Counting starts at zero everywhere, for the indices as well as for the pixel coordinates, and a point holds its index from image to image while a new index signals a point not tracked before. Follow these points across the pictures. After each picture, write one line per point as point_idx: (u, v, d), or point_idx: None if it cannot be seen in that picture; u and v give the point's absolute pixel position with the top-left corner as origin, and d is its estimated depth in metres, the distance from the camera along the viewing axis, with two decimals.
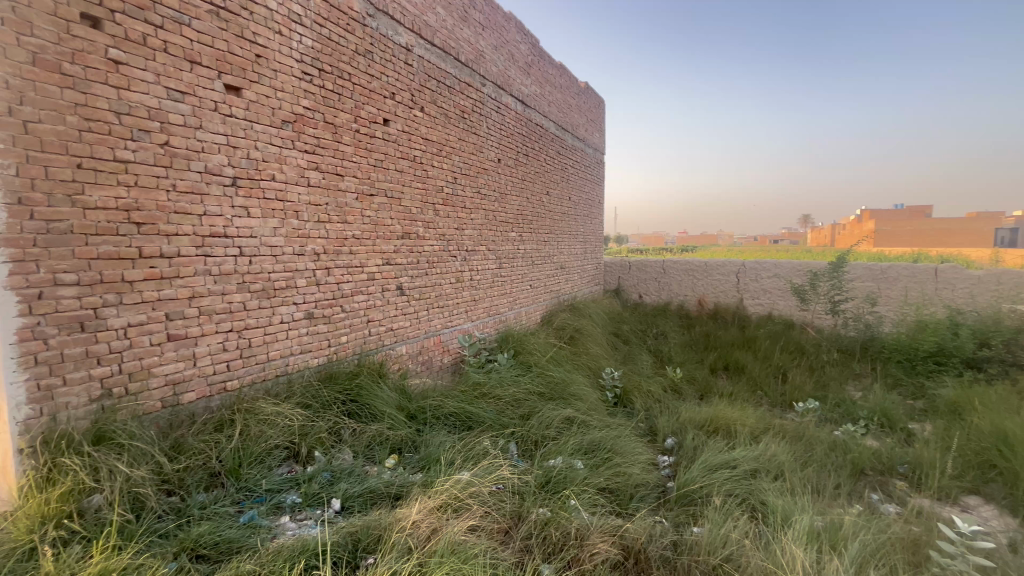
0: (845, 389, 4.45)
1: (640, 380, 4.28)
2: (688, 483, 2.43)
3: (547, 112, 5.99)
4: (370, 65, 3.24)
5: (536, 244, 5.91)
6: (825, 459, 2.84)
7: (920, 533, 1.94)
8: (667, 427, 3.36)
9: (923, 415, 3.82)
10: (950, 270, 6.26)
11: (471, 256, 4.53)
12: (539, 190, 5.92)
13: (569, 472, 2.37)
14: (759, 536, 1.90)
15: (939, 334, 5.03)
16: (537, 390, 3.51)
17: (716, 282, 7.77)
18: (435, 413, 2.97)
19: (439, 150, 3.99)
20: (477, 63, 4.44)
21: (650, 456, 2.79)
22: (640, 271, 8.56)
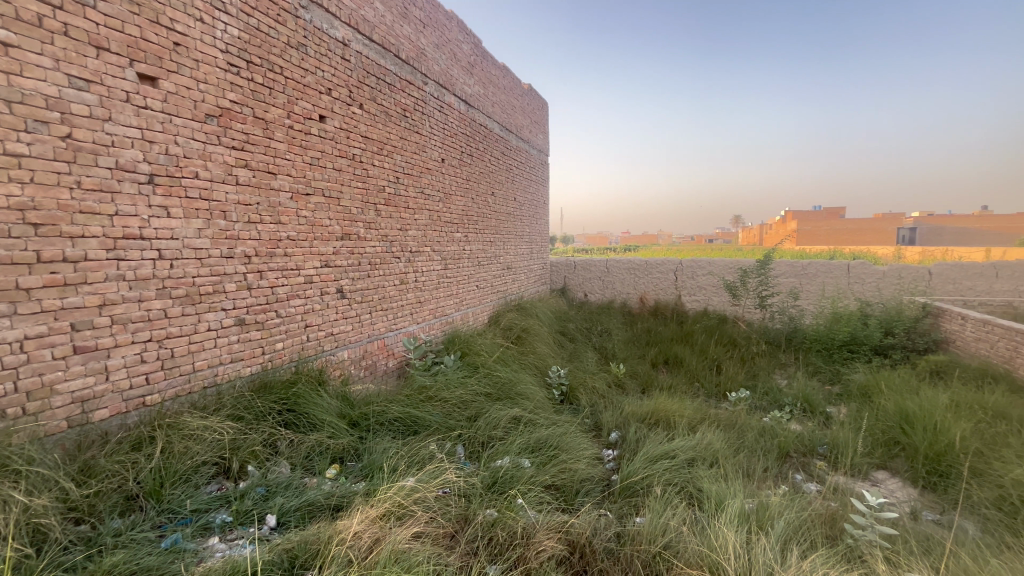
0: (772, 378, 4.77)
1: (585, 377, 4.37)
2: (630, 475, 2.51)
3: (490, 113, 6.00)
4: (304, 59, 3.10)
5: (482, 244, 5.90)
6: (754, 444, 3.03)
7: (836, 508, 2.11)
8: (611, 422, 3.46)
9: (839, 399, 4.17)
10: (860, 266, 6.90)
11: (416, 257, 4.45)
12: (485, 191, 5.91)
13: (516, 472, 2.38)
14: (696, 522, 1.99)
15: (851, 325, 5.52)
16: (484, 391, 3.50)
17: (656, 280, 8.09)
18: (379, 418, 2.89)
19: (380, 149, 3.89)
20: (418, 60, 4.36)
21: (595, 452, 2.86)
22: (584, 270, 8.68)
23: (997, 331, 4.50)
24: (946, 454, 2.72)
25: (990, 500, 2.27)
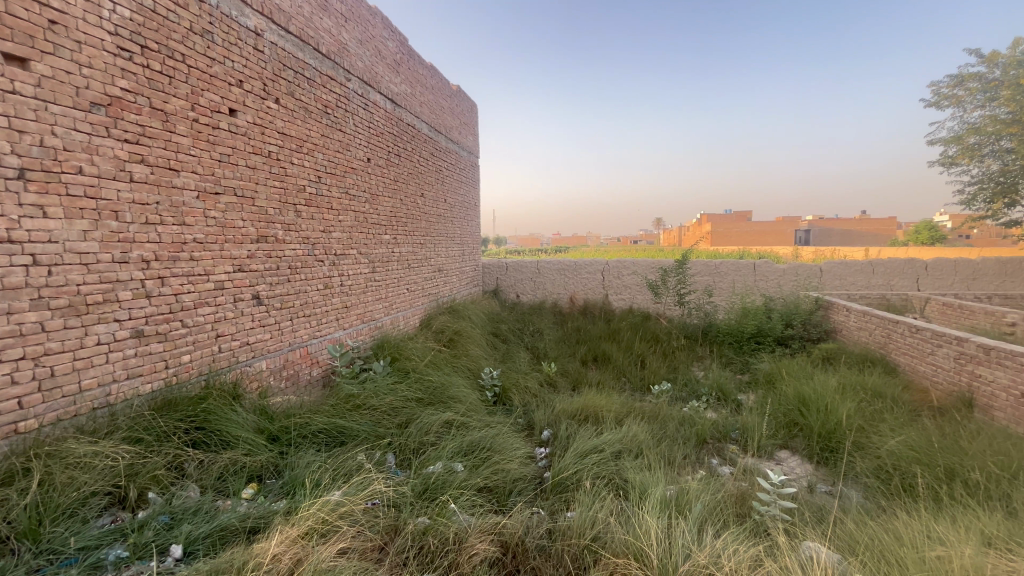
0: (691, 370, 5.11)
1: (518, 378, 4.41)
2: (561, 471, 2.57)
3: (418, 113, 5.90)
4: (210, 47, 2.86)
5: (412, 247, 5.78)
6: (675, 433, 3.22)
7: (746, 488, 2.30)
8: (543, 420, 3.52)
9: (748, 387, 4.55)
10: (764, 265, 7.58)
11: (341, 260, 4.26)
12: (413, 192, 5.79)
13: (448, 477, 2.35)
14: (623, 512, 2.08)
15: (758, 318, 6.04)
16: (415, 396, 3.42)
17: (585, 280, 8.35)
18: (302, 431, 2.74)
19: (299, 146, 3.69)
20: (340, 56, 4.19)
21: (527, 451, 2.90)
22: (516, 272, 8.70)
23: (874, 320, 5.13)
24: (836, 432, 3.05)
25: (869, 469, 2.58)
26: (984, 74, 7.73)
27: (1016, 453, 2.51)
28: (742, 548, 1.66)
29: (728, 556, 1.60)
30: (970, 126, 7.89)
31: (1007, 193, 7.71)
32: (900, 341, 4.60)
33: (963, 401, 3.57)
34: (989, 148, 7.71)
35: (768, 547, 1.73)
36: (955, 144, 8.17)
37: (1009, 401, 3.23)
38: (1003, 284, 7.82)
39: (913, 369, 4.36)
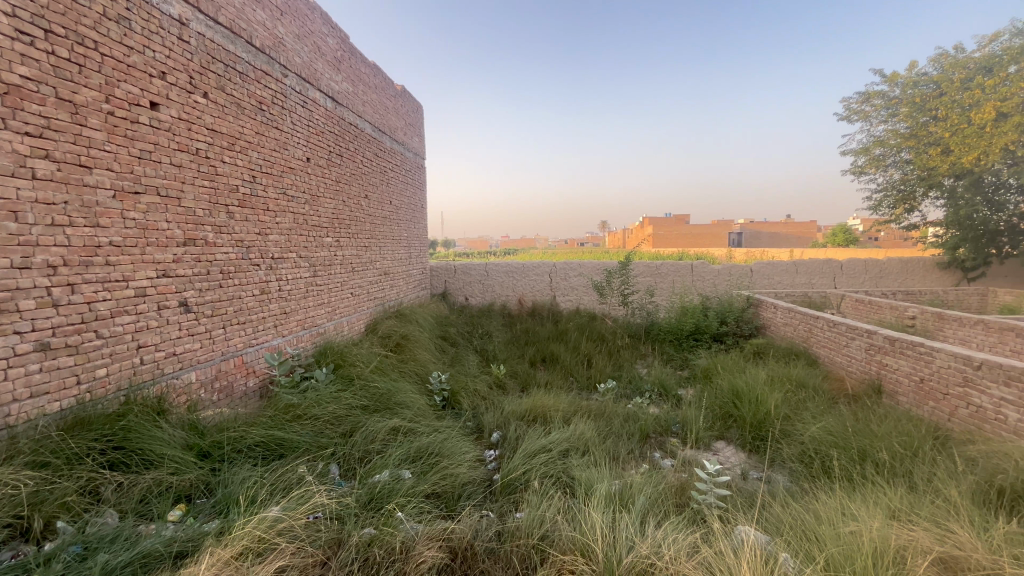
0: (635, 367, 5.29)
1: (467, 381, 4.39)
2: (510, 473, 2.59)
3: (361, 113, 5.75)
4: (127, 35, 2.64)
5: (356, 250, 5.61)
6: (620, 429, 3.32)
7: (685, 479, 2.41)
8: (492, 423, 3.52)
9: (687, 382, 4.77)
10: (701, 266, 7.99)
11: (279, 264, 4.07)
12: (356, 193, 5.62)
13: (395, 485, 2.30)
14: (570, 509, 2.12)
15: (695, 317, 6.36)
16: (360, 403, 3.32)
17: (533, 281, 8.44)
18: (236, 446, 2.58)
19: (231, 144, 3.49)
20: (276, 50, 4.01)
21: (477, 454, 2.89)
22: (464, 274, 8.61)
23: (797, 316, 5.54)
24: (765, 422, 3.27)
25: (794, 455, 2.78)
26: (886, 92, 8.55)
27: (917, 433, 2.79)
28: (681, 536, 1.74)
29: (668, 545, 1.67)
30: (875, 138, 8.72)
31: (906, 199, 8.59)
32: (820, 334, 4.99)
33: (873, 388, 3.93)
34: (892, 159, 8.56)
35: (704, 534, 1.82)
36: (863, 154, 9.00)
37: (911, 386, 3.59)
38: (905, 281, 8.71)
39: (831, 360, 4.75)
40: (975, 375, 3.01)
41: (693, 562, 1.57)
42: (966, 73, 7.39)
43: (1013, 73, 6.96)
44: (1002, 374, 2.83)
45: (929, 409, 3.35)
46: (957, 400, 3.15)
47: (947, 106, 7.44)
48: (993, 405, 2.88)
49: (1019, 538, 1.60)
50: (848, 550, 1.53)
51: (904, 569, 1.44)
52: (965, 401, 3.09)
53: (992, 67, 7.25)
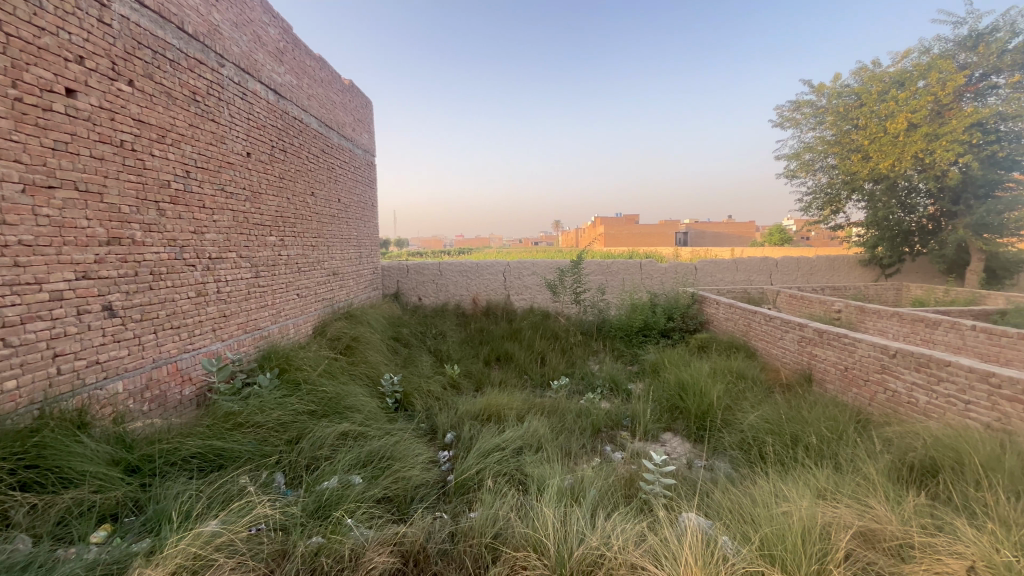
0: (587, 364, 5.41)
1: (420, 382, 4.33)
2: (463, 473, 2.58)
3: (306, 107, 5.53)
4: (37, 15, 2.41)
5: (302, 249, 5.39)
6: (573, 425, 3.39)
7: (634, 470, 2.49)
8: (446, 423, 3.49)
9: (637, 377, 4.92)
10: (649, 264, 8.27)
11: (217, 264, 3.84)
12: (302, 190, 5.41)
13: (344, 491, 2.23)
14: (523, 506, 2.13)
15: (644, 313, 6.59)
16: (308, 408, 3.20)
17: (487, 281, 8.44)
18: (171, 458, 2.42)
19: (161, 137, 3.26)
20: (211, 37, 3.78)
21: (430, 455, 2.86)
22: (417, 274, 8.42)
23: (737, 311, 5.85)
24: (709, 413, 3.43)
25: (734, 443, 2.93)
26: (814, 102, 9.17)
27: (841, 417, 3.02)
28: (629, 526, 1.79)
29: (617, 535, 1.72)
30: (805, 144, 9.34)
31: (833, 201, 9.26)
32: (758, 328, 5.29)
33: (804, 378, 4.21)
34: (820, 164, 9.21)
35: (651, 522, 1.89)
36: (795, 159, 9.62)
37: (837, 374, 3.88)
38: (832, 278, 9.39)
39: (768, 352, 5.06)
40: (891, 362, 3.29)
41: (640, 551, 1.63)
42: (882, 86, 7.93)
43: (921, 87, 7.60)
44: (913, 361, 3.11)
45: (853, 395, 3.64)
46: (876, 386, 3.43)
47: (866, 116, 8.07)
48: (906, 389, 3.16)
49: (925, 509, 1.78)
50: (781, 528, 1.64)
51: (829, 544, 1.56)
52: (882, 386, 3.38)
53: (905, 81, 7.80)
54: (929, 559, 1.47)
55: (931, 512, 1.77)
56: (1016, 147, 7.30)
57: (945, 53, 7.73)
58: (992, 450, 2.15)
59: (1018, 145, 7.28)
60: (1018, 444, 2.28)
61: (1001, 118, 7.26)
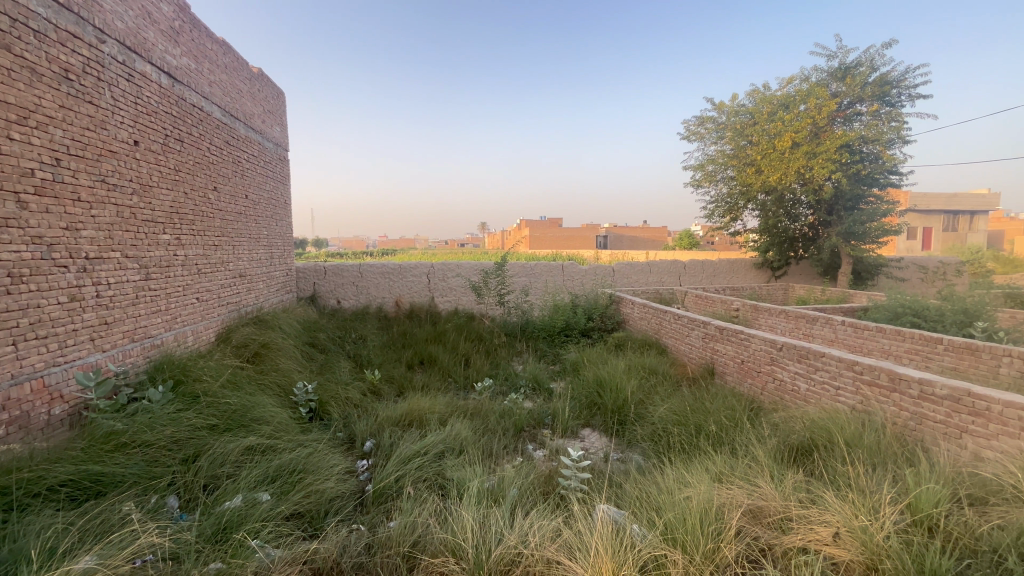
0: (511, 364, 5.48)
1: (337, 389, 4.12)
2: (382, 482, 2.50)
3: (207, 94, 5.07)
4: None
5: (202, 249, 4.93)
6: (495, 426, 3.41)
7: (554, 467, 2.57)
8: (365, 431, 3.36)
9: (558, 376, 5.06)
10: (570, 266, 8.55)
11: (96, 265, 3.40)
12: (202, 184, 4.95)
13: (248, 510, 2.07)
14: (443, 510, 2.11)
15: (566, 314, 6.81)
16: (207, 423, 2.93)
17: (410, 283, 8.24)
18: (34, 489, 2.10)
19: (24, 118, 2.83)
20: (87, 9, 3.34)
21: (346, 465, 2.74)
22: (335, 275, 8.00)
23: (650, 311, 6.23)
24: (624, 408, 3.61)
25: (645, 435, 3.12)
26: (716, 119, 10.03)
27: (737, 406, 3.32)
28: (546, 522, 1.84)
29: (534, 532, 1.76)
30: (709, 157, 10.18)
31: (732, 209, 10.17)
32: (668, 326, 5.67)
33: (707, 371, 4.58)
34: (721, 175, 10.08)
35: (567, 516, 1.95)
36: (700, 170, 10.45)
37: (735, 367, 4.26)
38: (732, 279, 10.30)
39: (677, 349, 5.43)
40: (779, 355, 3.67)
41: (555, 545, 1.68)
42: (771, 107, 8.84)
43: (803, 110, 8.59)
44: (796, 353, 3.50)
45: (748, 385, 4.02)
46: (766, 376, 3.81)
47: (759, 134, 8.98)
48: (791, 378, 3.54)
49: (802, 485, 2.01)
50: (682, 512, 1.77)
51: (723, 523, 1.71)
52: (772, 376, 3.76)
53: (789, 104, 8.78)
54: (804, 529, 1.66)
55: (807, 487, 2.00)
56: (874, 166, 8.49)
57: (821, 82, 8.79)
58: (854, 429, 2.48)
59: (876, 165, 8.48)
60: (875, 422, 2.65)
61: (864, 142, 8.40)
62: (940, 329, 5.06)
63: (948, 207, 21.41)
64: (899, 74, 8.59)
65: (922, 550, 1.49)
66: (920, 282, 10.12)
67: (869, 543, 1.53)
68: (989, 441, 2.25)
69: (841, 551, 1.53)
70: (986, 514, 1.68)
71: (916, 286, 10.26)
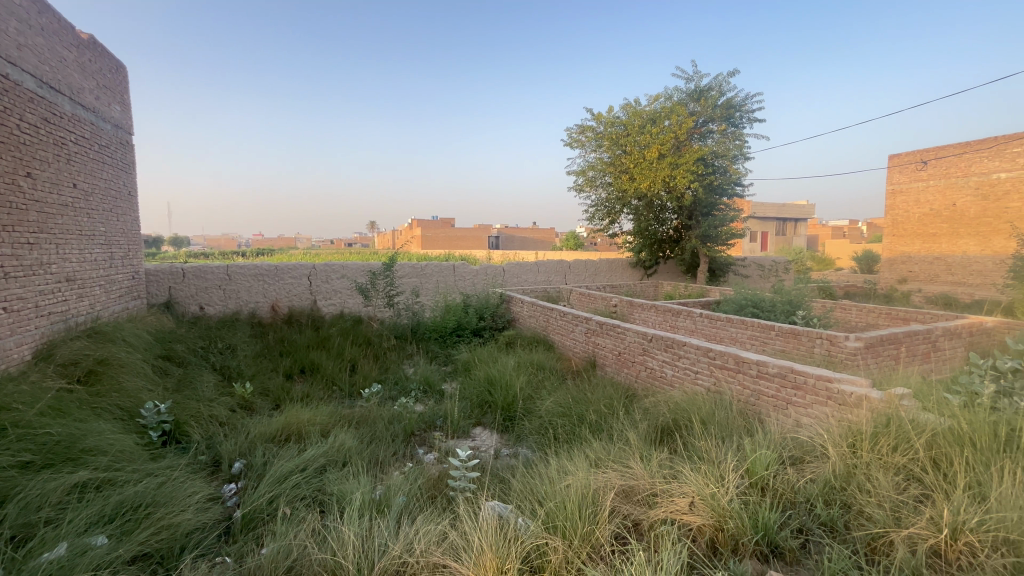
0: (401, 367, 5.33)
1: (198, 407, 3.64)
2: (251, 506, 2.28)
3: (16, 60, 4.17)
4: None
5: (11, 248, 4.04)
6: (383, 432, 3.29)
7: (442, 471, 2.54)
8: (233, 451, 3.03)
9: (450, 377, 5.04)
10: (461, 266, 8.55)
11: None
12: (10, 169, 4.05)
13: (78, 558, 1.74)
14: (322, 528, 1.98)
15: (457, 314, 6.80)
16: (18, 460, 2.39)
17: (288, 285, 7.59)
18: None
19: None
20: None
21: (209, 491, 2.44)
22: (197, 278, 7.03)
23: (538, 309, 6.47)
24: (514, 404, 3.71)
25: (533, 429, 3.24)
26: (595, 128, 10.71)
27: (615, 395, 3.60)
28: (432, 526, 1.81)
29: (419, 538, 1.72)
30: (589, 163, 10.85)
31: (611, 212, 10.97)
32: (555, 322, 5.94)
33: (589, 363, 4.90)
34: (601, 181, 10.81)
35: (453, 518, 1.95)
36: (582, 176, 11.09)
37: (613, 358, 4.61)
38: (611, 277, 11.11)
39: (563, 344, 5.72)
40: (649, 345, 4.04)
41: (441, 550, 1.67)
42: (642, 121, 9.69)
43: (667, 125, 9.57)
44: (663, 343, 3.87)
45: (625, 374, 4.37)
46: (640, 365, 4.18)
47: (631, 144, 9.83)
48: (659, 365, 3.94)
49: (666, 462, 2.23)
50: (562, 500, 1.86)
51: (599, 505, 1.83)
52: (644, 364, 4.13)
53: (656, 119, 9.73)
54: (666, 501, 1.85)
55: (669, 464, 2.22)
56: (724, 179, 9.77)
57: (681, 101, 9.86)
58: (708, 408, 2.84)
59: (725, 177, 9.78)
60: (724, 400, 3.04)
61: (716, 156, 9.62)
62: (772, 317, 5.99)
63: (779, 215, 25.42)
64: (741, 100, 9.97)
65: (755, 507, 1.76)
66: (759, 278, 11.89)
67: (718, 507, 1.75)
68: (806, 409, 2.73)
69: (695, 518, 1.73)
70: (802, 470, 2.02)
71: (757, 282, 12.03)
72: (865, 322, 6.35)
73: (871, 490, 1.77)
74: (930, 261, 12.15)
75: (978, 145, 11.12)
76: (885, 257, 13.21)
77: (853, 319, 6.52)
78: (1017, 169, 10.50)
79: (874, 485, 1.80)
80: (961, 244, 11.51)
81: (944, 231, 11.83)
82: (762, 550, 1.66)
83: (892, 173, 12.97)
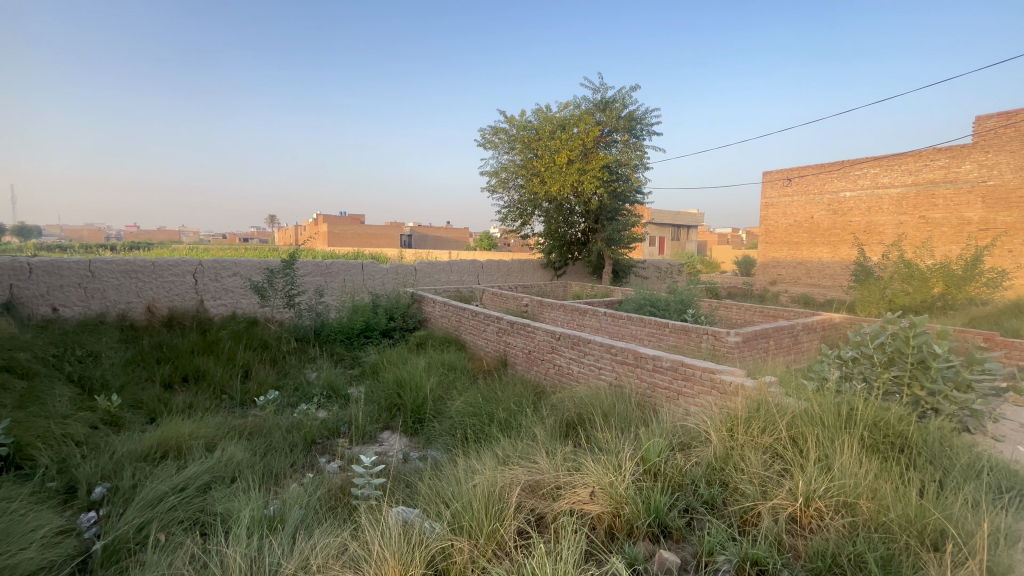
0: (302, 372, 4.98)
1: (47, 425, 3.10)
2: (114, 535, 1.99)
3: None
4: None
5: None
6: (279, 442, 3.05)
7: (344, 480, 2.41)
8: (92, 475, 2.62)
9: (357, 381, 4.82)
10: (370, 264, 8.20)
11: None
12: None
13: None
14: (203, 553, 1.78)
15: (365, 314, 6.51)
16: None
17: (167, 283, 6.75)
18: None
19: None
20: None
21: (59, 523, 2.09)
22: (49, 274, 5.99)
23: (450, 309, 6.41)
24: (425, 406, 3.64)
25: (443, 430, 3.21)
26: (508, 130, 10.85)
27: (525, 393, 3.68)
28: (331, 539, 1.72)
29: (317, 553, 1.62)
30: (502, 165, 10.99)
31: (523, 214, 11.20)
32: (466, 322, 5.93)
33: (501, 362, 4.96)
34: (513, 183, 11.00)
35: (354, 529, 1.86)
36: (495, 176, 11.18)
37: (523, 357, 4.71)
38: (523, 278, 11.33)
39: (474, 344, 5.73)
40: (557, 343, 4.19)
41: (341, 564, 1.58)
42: (552, 127, 9.98)
43: (576, 132, 9.96)
44: (570, 341, 4.03)
45: (534, 371, 4.49)
46: (548, 362, 4.32)
47: (542, 149, 10.11)
48: (566, 362, 4.09)
49: (570, 455, 2.31)
50: (468, 500, 1.86)
51: (505, 502, 1.86)
52: (552, 361, 4.28)
53: (565, 126, 10.08)
54: (569, 492, 1.92)
55: (572, 456, 2.31)
56: (627, 186, 10.42)
57: (588, 111, 10.31)
58: (609, 402, 3.00)
59: (628, 185, 10.43)
60: (624, 393, 3.23)
61: (619, 165, 10.23)
62: (667, 315, 6.50)
63: (674, 222, 27.63)
64: (642, 113, 10.67)
65: (649, 492, 1.89)
66: (657, 279, 12.85)
67: (615, 494, 1.87)
68: (695, 398, 3.01)
69: (594, 507, 1.83)
70: (688, 454, 2.22)
71: (654, 283, 12.98)
72: (743, 319, 7.12)
73: (742, 468, 1.99)
74: (795, 266, 13.97)
75: (831, 167, 13.00)
76: (760, 262, 14.93)
77: (734, 316, 7.28)
78: (859, 189, 12.44)
79: (746, 463, 2.02)
80: (817, 251, 13.37)
81: (805, 240, 13.66)
82: (654, 532, 1.80)
83: (765, 187, 14.69)
